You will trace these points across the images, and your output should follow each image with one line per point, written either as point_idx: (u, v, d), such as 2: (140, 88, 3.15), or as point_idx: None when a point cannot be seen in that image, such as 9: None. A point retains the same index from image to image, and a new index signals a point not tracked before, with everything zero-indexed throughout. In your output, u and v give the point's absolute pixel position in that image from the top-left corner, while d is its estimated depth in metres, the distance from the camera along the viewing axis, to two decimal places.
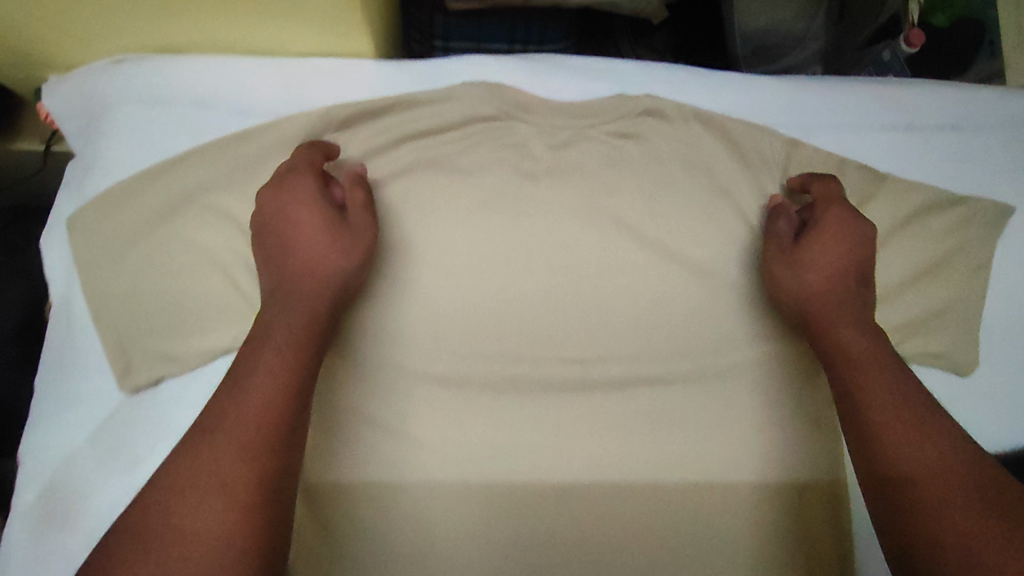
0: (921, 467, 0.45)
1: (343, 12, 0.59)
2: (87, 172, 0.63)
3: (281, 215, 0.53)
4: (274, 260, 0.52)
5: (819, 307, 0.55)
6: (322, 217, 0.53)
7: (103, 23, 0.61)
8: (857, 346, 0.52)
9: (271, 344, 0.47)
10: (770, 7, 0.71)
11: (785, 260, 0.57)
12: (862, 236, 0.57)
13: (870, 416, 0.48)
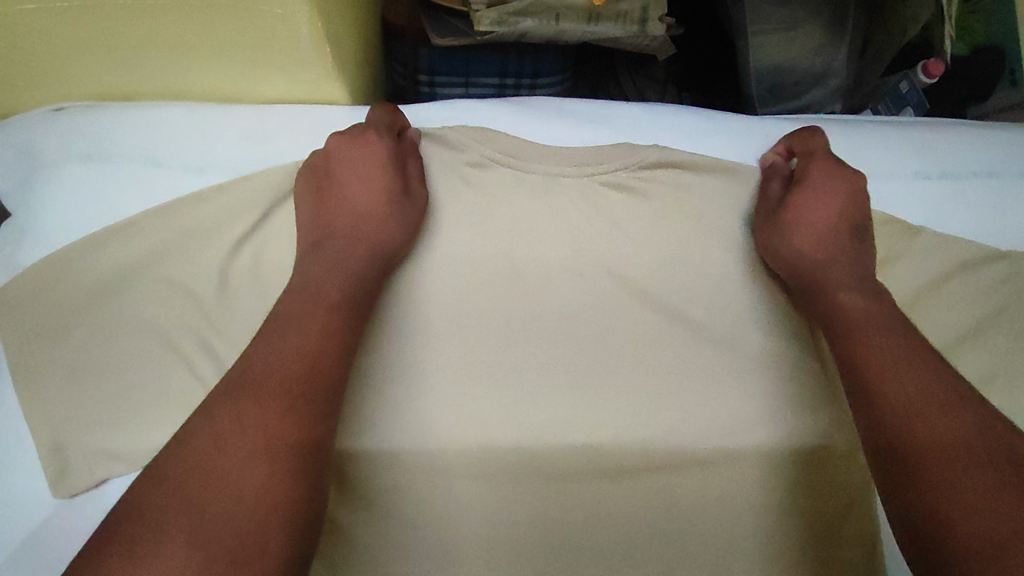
0: (934, 437, 0.39)
1: (308, 57, 0.51)
2: (18, 239, 0.54)
3: (343, 163, 0.53)
4: (330, 206, 0.52)
5: (817, 269, 0.52)
6: (386, 180, 0.52)
7: (34, 72, 0.52)
8: (860, 306, 0.48)
9: (325, 298, 0.45)
10: (787, 43, 0.64)
11: (776, 223, 0.55)
12: (851, 193, 0.55)
13: (879, 387, 0.43)
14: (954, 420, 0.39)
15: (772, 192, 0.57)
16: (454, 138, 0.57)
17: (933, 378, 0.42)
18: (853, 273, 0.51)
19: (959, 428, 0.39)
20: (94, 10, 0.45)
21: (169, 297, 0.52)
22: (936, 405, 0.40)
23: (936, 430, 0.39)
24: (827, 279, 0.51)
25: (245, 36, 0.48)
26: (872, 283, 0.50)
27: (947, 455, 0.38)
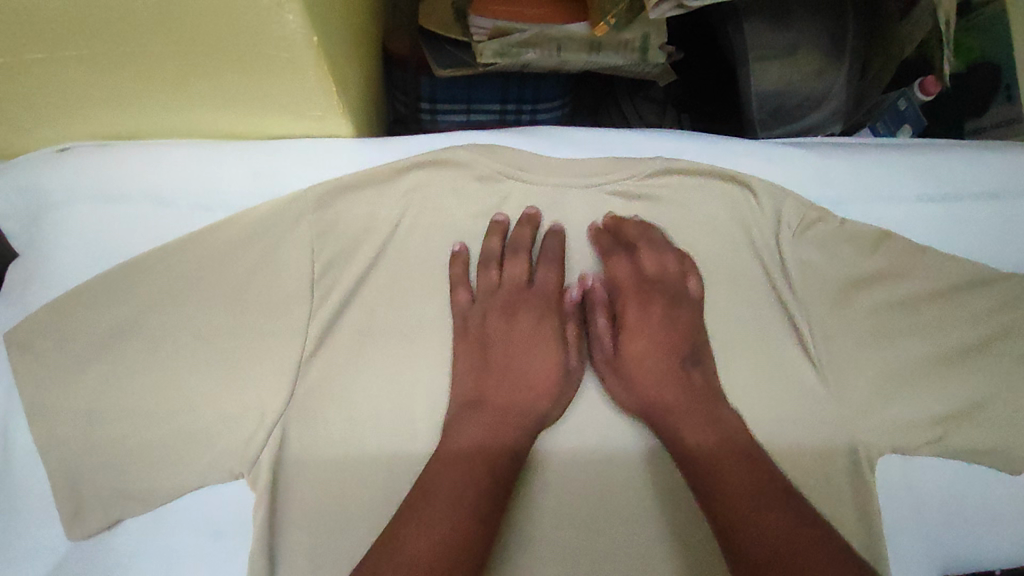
0: (706, 455, 0.51)
1: (313, 94, 0.51)
2: (30, 277, 0.54)
3: (480, 329, 0.56)
4: (493, 348, 0.56)
5: (626, 371, 0.56)
6: (512, 287, 0.57)
7: (37, 111, 0.52)
8: (670, 395, 0.54)
9: (478, 372, 0.55)
10: (789, 67, 0.64)
11: (609, 339, 0.58)
12: (685, 323, 0.57)
13: (665, 404, 0.54)
14: (726, 444, 0.51)
15: (627, 347, 0.57)
16: (459, 168, 0.58)
17: (718, 427, 0.52)
18: (694, 407, 0.53)
19: (731, 442, 0.51)
20: (103, 58, 0.44)
21: (177, 338, 0.51)
22: (727, 462, 0.50)
23: (719, 453, 0.51)
24: (674, 423, 0.53)
25: (252, 79, 0.48)
26: (710, 409, 0.53)
27: (739, 482, 0.49)
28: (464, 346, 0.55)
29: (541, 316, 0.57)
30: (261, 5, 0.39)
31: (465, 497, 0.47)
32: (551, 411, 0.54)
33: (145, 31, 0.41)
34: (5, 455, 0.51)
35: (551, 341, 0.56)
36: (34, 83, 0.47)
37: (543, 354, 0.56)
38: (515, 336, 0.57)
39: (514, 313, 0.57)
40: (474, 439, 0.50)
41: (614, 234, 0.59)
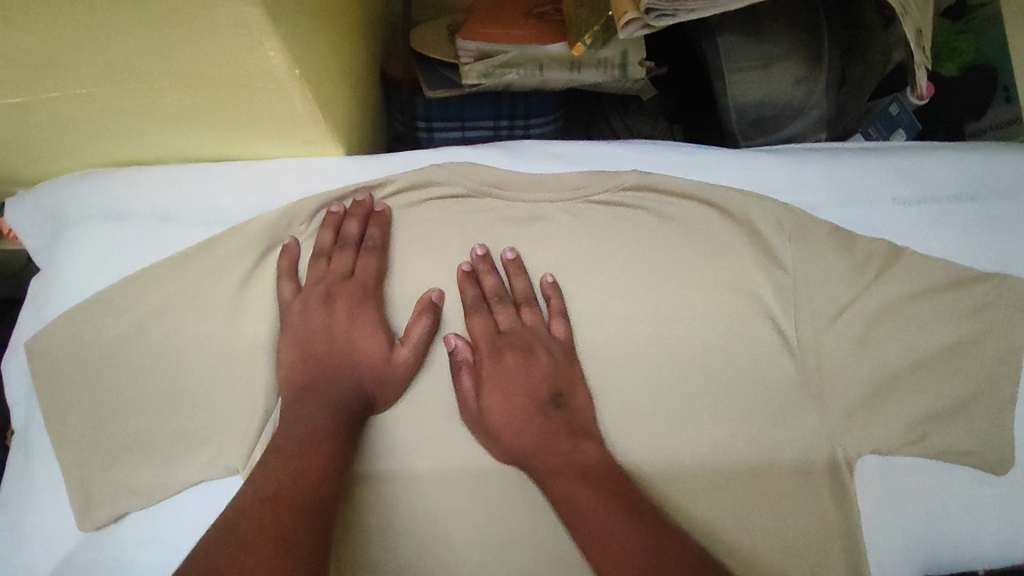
0: (569, 496, 0.48)
1: (301, 120, 0.54)
2: (52, 290, 0.59)
3: (319, 301, 0.56)
4: (315, 330, 0.55)
5: (530, 454, 0.52)
6: (340, 270, 0.57)
7: (55, 141, 0.56)
8: (529, 430, 0.53)
9: (303, 345, 0.55)
10: (765, 78, 0.66)
11: (473, 370, 0.55)
12: (543, 370, 0.55)
13: (535, 462, 0.51)
14: (599, 483, 0.49)
15: (486, 398, 0.54)
16: (439, 185, 0.59)
17: (604, 471, 0.50)
18: (557, 447, 0.51)
19: (613, 481, 0.49)
20: (105, 92, 0.49)
21: (183, 343, 0.55)
22: (585, 487, 0.48)
23: (598, 475, 0.49)
24: (540, 465, 0.51)
25: (242, 105, 0.51)
26: (574, 459, 0.50)
27: (590, 502, 0.47)
28: (287, 339, 0.55)
29: (358, 299, 0.56)
30: (241, 41, 0.43)
31: (298, 472, 0.46)
32: (384, 396, 0.54)
33: (142, 68, 0.45)
34: (26, 451, 0.55)
35: (375, 315, 0.56)
36: (47, 116, 0.52)
37: (366, 335, 0.55)
38: (371, 314, 0.56)
39: (337, 300, 0.56)
40: (323, 422, 0.50)
41: (652, 253, 0.60)
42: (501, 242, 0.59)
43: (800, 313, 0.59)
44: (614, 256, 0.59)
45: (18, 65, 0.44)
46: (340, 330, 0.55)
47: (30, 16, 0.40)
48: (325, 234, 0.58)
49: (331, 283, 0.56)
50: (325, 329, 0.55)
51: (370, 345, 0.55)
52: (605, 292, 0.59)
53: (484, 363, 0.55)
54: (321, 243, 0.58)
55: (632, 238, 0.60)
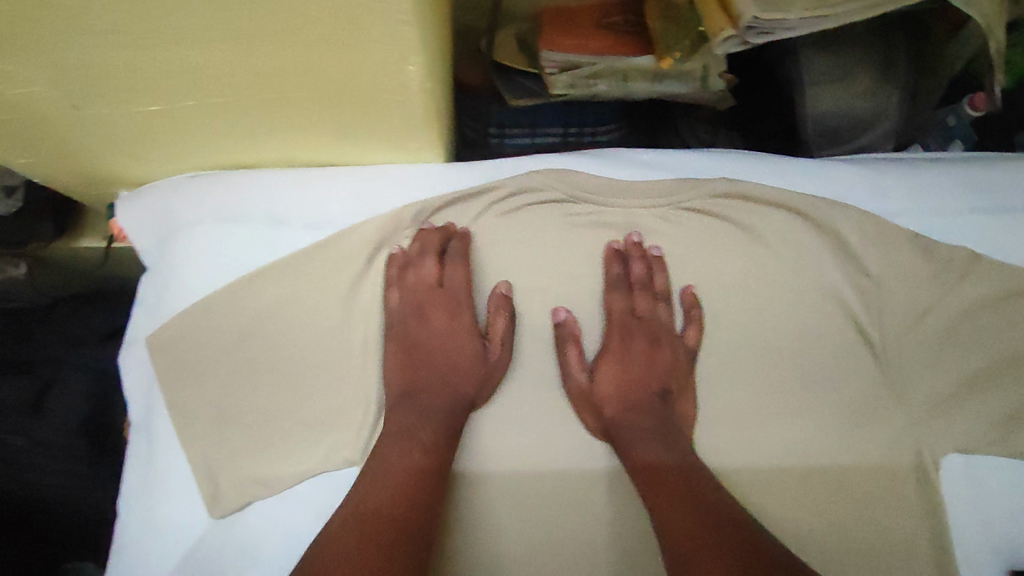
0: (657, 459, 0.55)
1: (413, 131, 0.57)
2: (169, 288, 0.63)
3: (415, 305, 0.61)
4: (414, 333, 0.60)
5: (612, 417, 0.58)
6: (428, 283, 0.61)
7: (177, 149, 0.60)
8: (614, 411, 0.58)
9: (399, 346, 0.60)
10: (843, 92, 0.67)
11: (596, 358, 0.60)
12: (669, 363, 0.60)
13: (613, 423, 0.58)
14: (674, 459, 0.55)
15: (599, 377, 0.59)
16: (536, 194, 0.62)
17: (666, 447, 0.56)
18: (653, 424, 0.58)
19: (683, 462, 0.55)
20: (241, 104, 0.52)
21: (300, 339, 0.59)
22: (643, 475, 0.55)
23: (663, 465, 0.55)
24: (626, 434, 0.57)
25: (365, 117, 0.55)
26: (665, 438, 0.57)
27: (682, 485, 0.53)
28: (390, 344, 0.60)
29: (448, 308, 0.61)
30: (388, 66, 0.46)
31: (399, 482, 0.52)
32: (478, 397, 0.58)
33: (287, 84, 0.49)
34: (151, 440, 0.59)
35: (467, 320, 0.61)
36: (181, 122, 0.55)
37: (466, 343, 0.60)
38: (465, 324, 0.61)
39: (430, 309, 0.61)
40: (427, 427, 0.55)
41: (623, 275, 0.61)
42: (597, 246, 0.62)
43: (879, 316, 0.62)
44: (637, 275, 0.61)
45: (173, 78, 0.48)
46: (432, 339, 0.61)
47: (201, 36, 0.43)
48: (413, 245, 0.62)
49: (417, 292, 0.61)
50: (421, 335, 0.60)
51: (464, 350, 0.60)
52: (638, 303, 0.61)
53: (627, 350, 0.61)
54: (410, 254, 0.62)
55: (625, 269, 0.61)
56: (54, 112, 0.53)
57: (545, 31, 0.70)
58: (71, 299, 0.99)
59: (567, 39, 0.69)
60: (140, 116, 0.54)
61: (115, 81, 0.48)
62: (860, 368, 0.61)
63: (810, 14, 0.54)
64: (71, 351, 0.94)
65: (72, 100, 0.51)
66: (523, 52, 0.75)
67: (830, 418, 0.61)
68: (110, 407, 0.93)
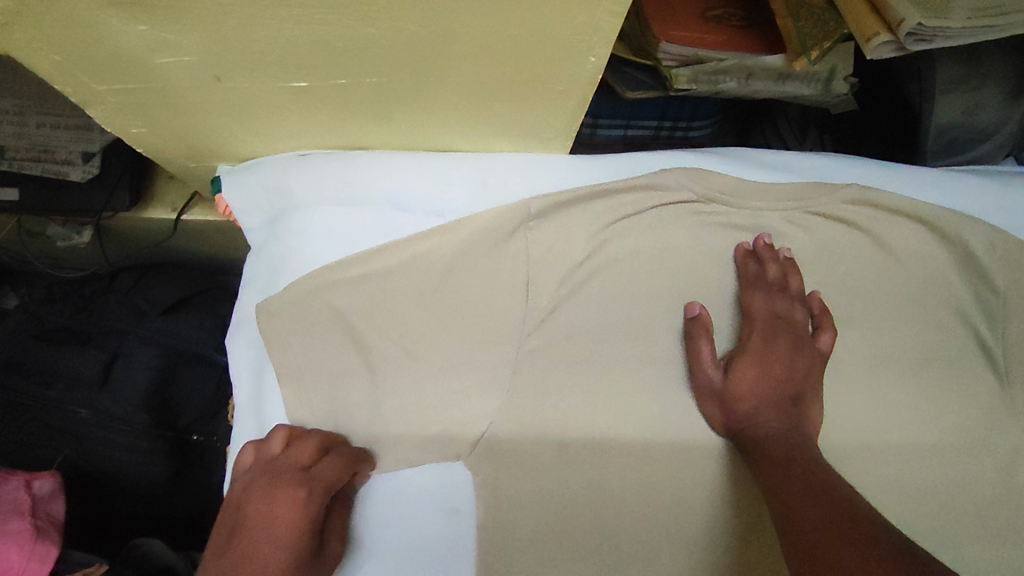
0: (788, 455, 0.52)
1: (552, 119, 0.55)
2: (278, 270, 0.60)
3: (242, 504, 0.51)
4: (232, 516, 0.51)
5: (743, 413, 0.56)
6: (285, 475, 0.51)
7: (297, 127, 0.57)
8: (748, 406, 0.56)
9: (240, 513, 0.50)
10: (971, 101, 0.66)
11: (737, 356, 0.58)
12: (806, 366, 0.58)
13: (746, 425, 0.56)
14: (800, 456, 0.52)
15: (734, 374, 0.57)
16: (665, 191, 0.61)
17: (795, 446, 0.53)
18: (781, 418, 0.55)
19: (811, 459, 0.52)
20: (394, 85, 0.50)
21: (422, 326, 0.58)
22: (769, 473, 0.51)
23: (791, 461, 0.51)
24: (755, 433, 0.55)
25: (514, 103, 0.53)
26: (795, 437, 0.54)
27: (807, 483, 0.49)
28: (226, 515, 0.51)
29: (269, 459, 0.53)
30: (571, 47, 0.45)
31: None
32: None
33: (454, 63, 0.47)
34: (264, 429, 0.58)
35: (286, 531, 0.49)
36: (320, 101, 0.53)
37: (258, 484, 0.51)
38: (289, 533, 0.49)
39: (257, 485, 0.51)
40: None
41: (759, 275, 0.60)
42: (723, 249, 0.62)
43: (998, 325, 0.62)
44: (774, 277, 0.60)
45: (338, 54, 0.46)
46: (250, 530, 0.49)
47: (391, 12, 0.41)
48: (277, 442, 0.54)
49: (267, 473, 0.52)
50: (243, 541, 0.49)
51: (286, 555, 0.48)
52: (780, 304, 0.59)
53: (772, 350, 0.58)
54: (267, 448, 0.54)
55: (759, 270, 0.60)
56: (191, 81, 0.50)
57: (653, 19, 0.67)
58: (131, 269, 0.97)
59: (682, 30, 0.66)
60: (280, 92, 0.51)
61: (274, 54, 0.46)
62: (976, 376, 0.62)
63: (971, 23, 0.53)
64: (136, 324, 0.91)
65: (215, 72, 0.49)
66: (625, 41, 0.72)
67: (949, 431, 0.60)
68: (174, 381, 0.89)
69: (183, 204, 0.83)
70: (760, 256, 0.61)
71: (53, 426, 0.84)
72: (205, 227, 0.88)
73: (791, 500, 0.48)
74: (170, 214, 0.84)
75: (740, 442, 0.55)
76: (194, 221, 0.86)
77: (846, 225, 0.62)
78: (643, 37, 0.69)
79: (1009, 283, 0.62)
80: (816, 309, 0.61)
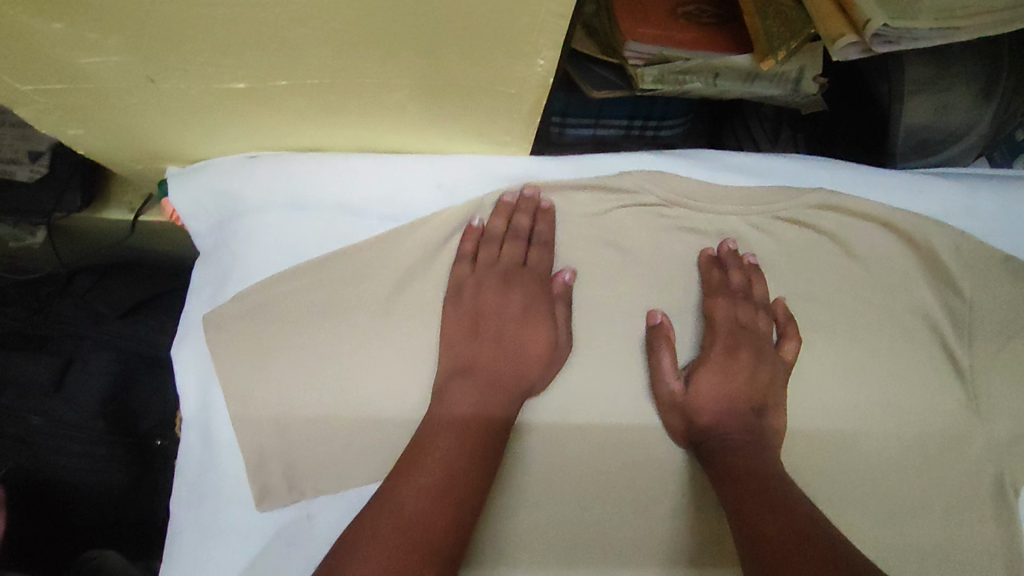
0: (750, 468, 0.50)
1: (509, 122, 0.53)
2: (225, 276, 0.58)
3: (478, 291, 0.57)
4: (471, 323, 0.56)
5: (704, 425, 0.54)
6: (518, 275, 0.58)
7: (243, 129, 0.55)
8: (709, 418, 0.54)
9: (465, 338, 0.56)
10: (939, 103, 0.65)
11: (697, 366, 0.56)
12: (768, 375, 0.57)
13: (708, 438, 0.54)
14: (762, 470, 0.50)
15: (694, 384, 0.55)
16: (627, 195, 0.60)
17: (756, 459, 0.52)
18: (744, 429, 0.54)
19: (773, 474, 0.50)
20: (339, 86, 0.48)
21: (376, 335, 0.55)
22: (729, 488, 0.50)
23: (752, 475, 0.50)
24: (717, 446, 0.53)
25: (468, 106, 0.51)
26: (757, 449, 0.53)
27: (769, 500, 0.47)
28: (454, 313, 0.56)
29: (536, 289, 0.57)
30: (520, 48, 0.43)
31: (450, 460, 0.49)
32: (541, 379, 0.55)
33: (398, 64, 0.45)
34: (209, 440, 0.55)
35: (536, 330, 0.56)
36: (264, 102, 0.51)
37: (489, 287, 0.57)
38: (522, 318, 0.56)
39: (497, 306, 0.57)
40: (465, 411, 0.52)
41: (722, 282, 0.58)
42: (687, 255, 0.60)
43: (965, 332, 0.61)
44: (738, 284, 0.58)
45: (275, 53, 0.43)
46: (492, 321, 0.57)
47: (326, 11, 0.39)
48: (498, 221, 0.58)
49: (488, 271, 0.58)
50: (478, 370, 0.54)
51: (531, 342, 0.55)
52: (742, 312, 0.58)
53: (734, 359, 0.57)
54: (485, 235, 0.59)
55: (722, 277, 0.59)
56: (123, 83, 0.47)
57: (618, 16, 0.65)
58: (89, 270, 0.93)
59: (649, 28, 0.64)
60: (220, 93, 0.49)
61: (207, 54, 0.44)
62: (945, 384, 0.60)
63: (937, 25, 0.51)
64: (92, 328, 0.87)
65: (147, 72, 0.46)
66: (591, 37, 0.69)
67: (916, 440, 0.59)
68: (133, 386, 0.86)
69: (139, 204, 0.80)
70: (722, 263, 0.60)
71: (5, 435, 0.81)
72: (163, 228, 0.85)
73: (750, 518, 0.46)
74: (125, 215, 0.81)
75: (700, 456, 0.54)
76: (151, 223, 0.83)
77: (812, 229, 0.61)
78: (610, 34, 0.67)
79: (976, 289, 0.61)
80: (779, 316, 0.60)
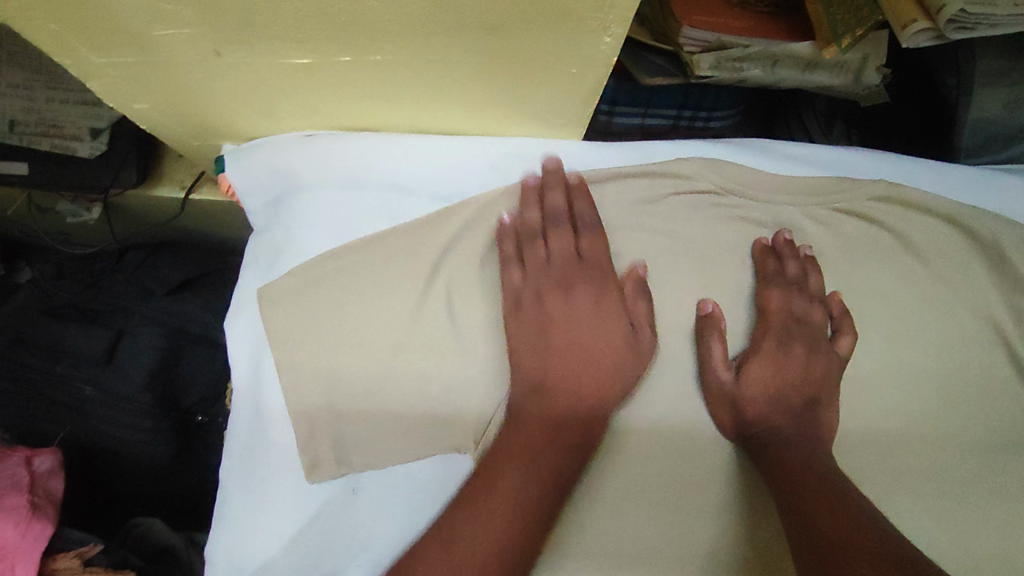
0: (802, 462, 0.50)
1: (566, 103, 0.53)
2: (279, 251, 0.58)
3: (538, 296, 0.56)
4: (538, 325, 0.55)
5: (754, 418, 0.54)
6: (568, 277, 0.56)
7: (303, 106, 0.56)
8: (758, 411, 0.54)
9: (533, 349, 0.55)
10: (1013, 97, 0.62)
11: (749, 358, 0.56)
12: (822, 369, 0.56)
13: (759, 431, 0.53)
14: (814, 463, 0.49)
15: (745, 378, 0.55)
16: (681, 180, 0.59)
17: (808, 452, 0.51)
18: (795, 423, 0.53)
19: (826, 467, 0.49)
20: (401, 63, 0.48)
21: (425, 314, 0.56)
22: (782, 480, 0.49)
23: (804, 467, 0.49)
24: (767, 440, 0.52)
25: (526, 85, 0.51)
26: (810, 444, 0.52)
27: (822, 493, 0.46)
28: (520, 322, 0.55)
29: (601, 286, 0.55)
30: (585, 26, 0.43)
31: (530, 478, 0.49)
32: (631, 372, 0.54)
33: (460, 41, 0.45)
34: (260, 413, 0.56)
35: (610, 320, 0.55)
36: (325, 79, 0.51)
37: (555, 299, 0.55)
38: (595, 317, 0.55)
39: (567, 305, 0.55)
40: (544, 426, 0.52)
41: (779, 272, 0.57)
42: (742, 244, 0.59)
43: None
44: (794, 275, 0.57)
45: (342, 28, 0.44)
46: (561, 311, 0.55)
47: None
48: (531, 212, 0.57)
49: (547, 272, 0.56)
50: (553, 369, 0.54)
51: (607, 327, 0.55)
52: (798, 303, 0.57)
53: (787, 352, 0.56)
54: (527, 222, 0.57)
55: (777, 268, 0.57)
56: (191, 56, 0.48)
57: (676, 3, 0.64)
58: (141, 247, 0.96)
59: (706, 14, 0.63)
60: (282, 69, 0.50)
61: (274, 28, 0.44)
62: (1007, 387, 0.58)
63: (1017, 11, 0.49)
64: (142, 303, 0.90)
65: (215, 46, 0.47)
66: (644, 26, 0.69)
67: (976, 442, 0.57)
68: (179, 363, 0.89)
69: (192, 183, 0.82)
70: (778, 252, 0.58)
71: (59, 402, 0.83)
72: (214, 207, 0.87)
73: (802, 511, 0.46)
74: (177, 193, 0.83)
75: (748, 449, 0.53)
76: (202, 202, 0.86)
77: (872, 222, 0.59)
78: (664, 21, 0.66)
79: None
80: (836, 311, 0.58)
